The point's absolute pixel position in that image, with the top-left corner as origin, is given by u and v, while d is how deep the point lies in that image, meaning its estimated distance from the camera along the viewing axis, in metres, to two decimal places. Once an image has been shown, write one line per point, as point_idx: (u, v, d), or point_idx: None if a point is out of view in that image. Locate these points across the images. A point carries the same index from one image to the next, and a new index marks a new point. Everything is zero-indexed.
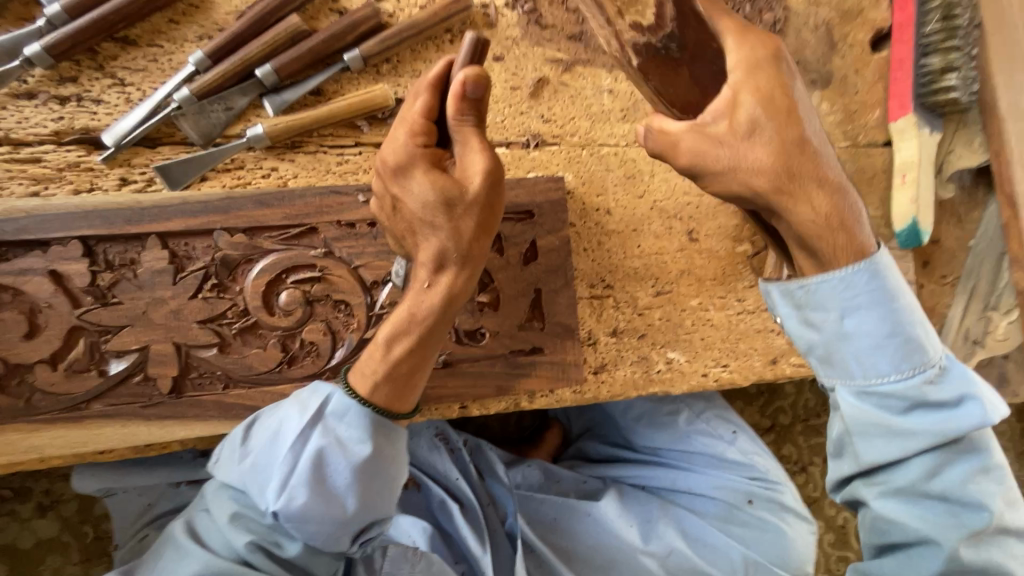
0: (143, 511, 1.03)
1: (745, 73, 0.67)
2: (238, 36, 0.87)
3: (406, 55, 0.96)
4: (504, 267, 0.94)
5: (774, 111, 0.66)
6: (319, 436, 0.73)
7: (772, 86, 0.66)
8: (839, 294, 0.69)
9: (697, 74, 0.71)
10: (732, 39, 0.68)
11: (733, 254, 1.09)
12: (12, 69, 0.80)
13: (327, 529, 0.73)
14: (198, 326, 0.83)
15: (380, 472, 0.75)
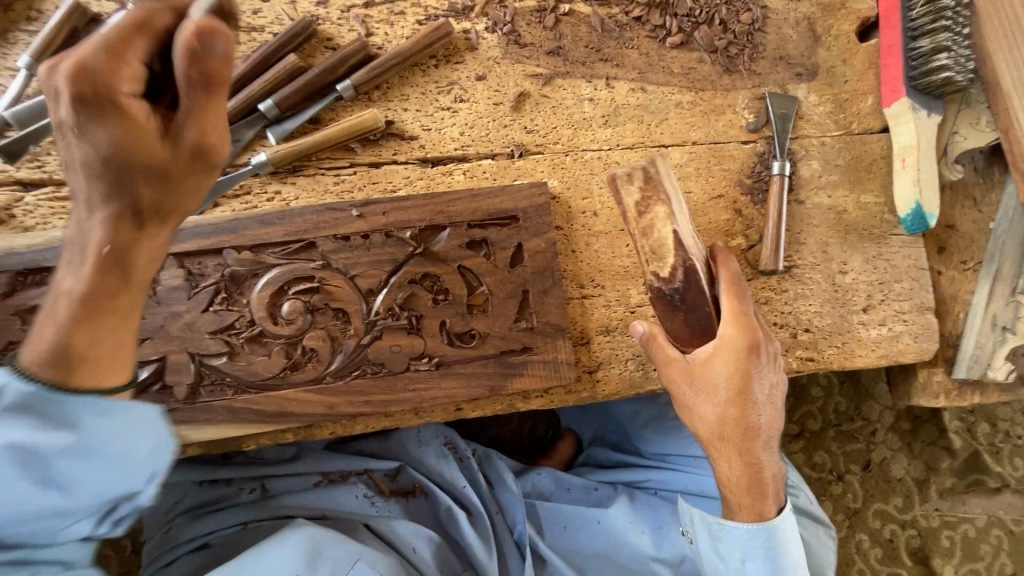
0: (170, 507, 1.18)
1: (726, 355, 0.87)
2: (244, 76, 0.98)
3: (395, 81, 1.04)
4: (491, 270, 0.98)
5: (728, 387, 0.89)
6: (0, 432, 0.61)
7: (733, 371, 0.88)
8: (740, 545, 0.97)
9: (693, 323, 0.89)
10: (728, 328, 0.87)
11: (727, 248, 1.09)
12: (55, 119, 0.93)
13: (39, 516, 0.65)
14: (210, 337, 0.91)
15: (118, 445, 0.67)
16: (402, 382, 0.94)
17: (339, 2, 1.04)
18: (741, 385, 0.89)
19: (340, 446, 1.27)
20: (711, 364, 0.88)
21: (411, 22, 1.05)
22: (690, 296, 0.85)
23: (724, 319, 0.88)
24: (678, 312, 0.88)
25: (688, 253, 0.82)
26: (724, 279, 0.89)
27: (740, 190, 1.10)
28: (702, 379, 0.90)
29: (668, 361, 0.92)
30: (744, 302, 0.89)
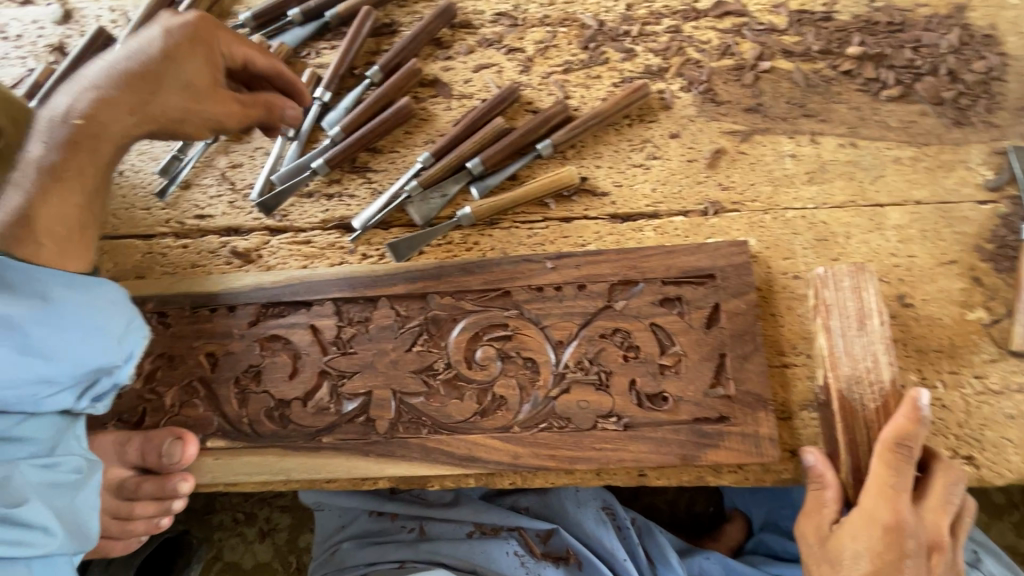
0: (336, 531, 1.22)
1: (858, 526, 0.80)
2: (455, 138, 1.07)
3: (590, 140, 1.08)
4: (685, 330, 0.94)
5: (861, 568, 0.79)
6: None
7: (866, 552, 0.79)
8: None
9: (828, 438, 0.89)
10: (868, 496, 0.80)
11: (963, 322, 0.94)
12: (303, 178, 1.08)
13: (28, 384, 0.80)
14: (411, 375, 0.97)
15: (85, 319, 0.84)
16: (588, 439, 0.91)
17: (541, 69, 1.11)
18: (874, 569, 0.78)
19: (496, 498, 1.23)
20: (846, 531, 0.81)
21: (607, 85, 1.09)
22: (828, 406, 0.88)
23: (868, 488, 0.81)
24: (820, 418, 0.91)
25: (834, 366, 0.86)
26: (886, 436, 0.81)
27: (978, 256, 0.96)
28: (833, 543, 0.82)
29: (806, 513, 0.87)
30: (899, 477, 0.80)
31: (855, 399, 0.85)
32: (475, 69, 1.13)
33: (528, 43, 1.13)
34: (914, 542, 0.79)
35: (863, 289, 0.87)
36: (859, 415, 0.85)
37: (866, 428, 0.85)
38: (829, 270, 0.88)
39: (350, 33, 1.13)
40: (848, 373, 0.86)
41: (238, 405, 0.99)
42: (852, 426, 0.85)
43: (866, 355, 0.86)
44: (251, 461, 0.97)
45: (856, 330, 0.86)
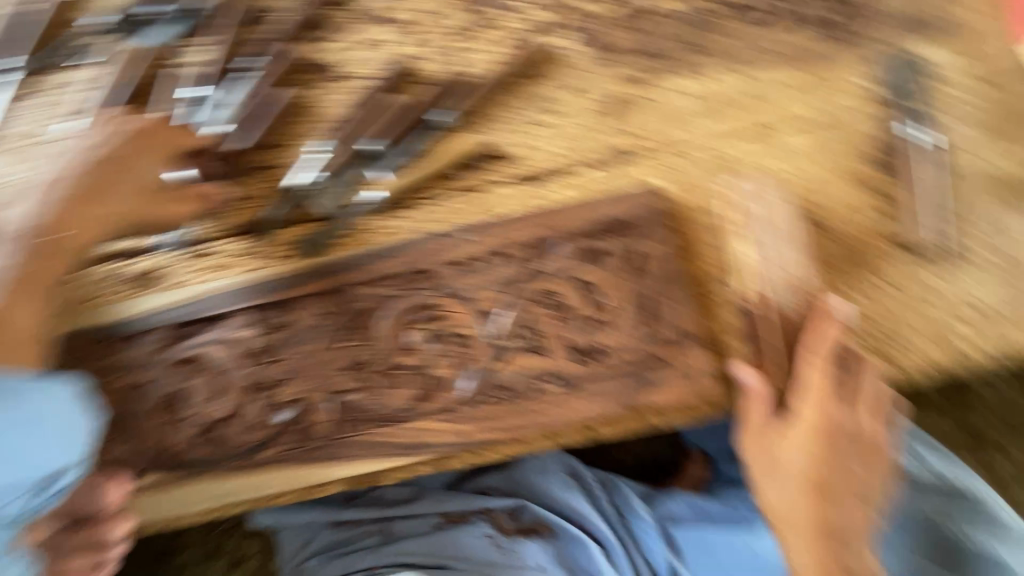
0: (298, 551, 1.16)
1: (802, 433, 0.93)
2: (346, 118, 0.97)
3: (485, 101, 1.00)
4: (611, 279, 0.96)
5: (807, 456, 0.95)
6: None
7: (806, 450, 0.94)
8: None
9: (757, 344, 0.96)
10: (808, 405, 0.93)
11: (868, 230, 0.98)
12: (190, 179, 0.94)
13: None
14: (344, 373, 0.93)
15: (52, 423, 0.81)
16: (532, 403, 0.92)
17: (421, 29, 1.01)
18: (816, 458, 0.95)
19: (460, 482, 1.22)
20: (791, 430, 0.93)
21: (494, 41, 1.01)
22: (756, 316, 0.95)
23: (804, 392, 0.93)
24: (746, 327, 0.97)
25: (759, 276, 0.95)
26: (808, 342, 0.93)
27: (875, 165, 0.99)
28: (781, 445, 0.94)
29: (756, 427, 0.94)
30: (826, 375, 0.93)
31: (782, 300, 0.94)
32: None
33: None
34: (840, 434, 0.95)
35: (765, 195, 0.98)
36: (786, 316, 0.95)
37: (790, 326, 0.95)
38: (740, 183, 0.98)
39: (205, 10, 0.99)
40: (767, 276, 0.95)
41: (166, 437, 0.93)
42: (778, 327, 0.95)
43: (779, 257, 0.96)
44: (194, 489, 0.93)
45: (765, 235, 0.97)
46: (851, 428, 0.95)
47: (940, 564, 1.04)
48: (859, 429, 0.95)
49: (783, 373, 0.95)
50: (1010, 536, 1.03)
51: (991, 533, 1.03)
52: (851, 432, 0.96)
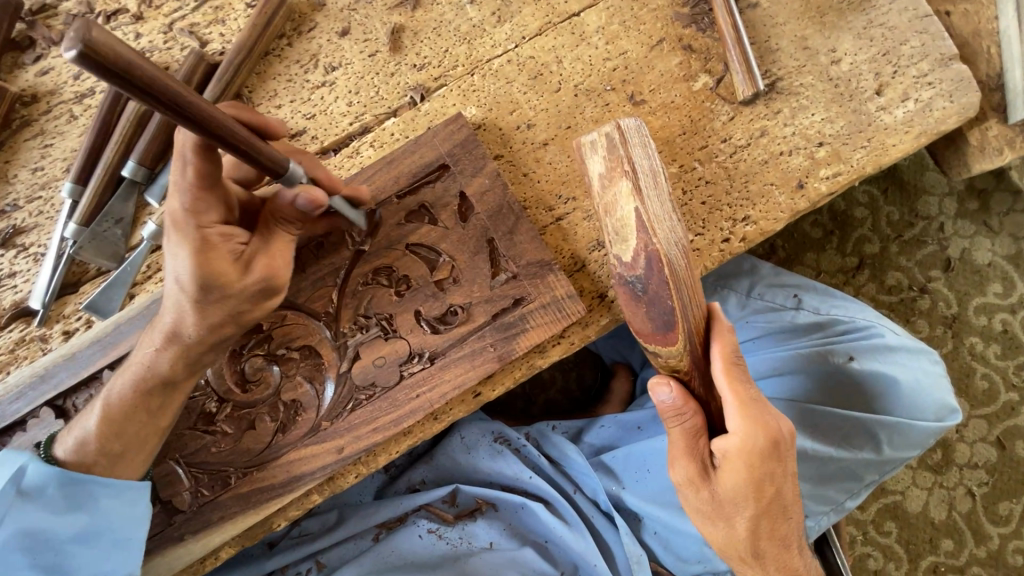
0: None
1: (744, 463, 0.73)
2: (92, 148, 0.85)
3: (254, 81, 0.90)
4: (445, 234, 0.84)
5: (747, 494, 0.75)
6: (19, 518, 0.70)
7: (754, 480, 0.74)
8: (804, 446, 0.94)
9: (656, 318, 0.67)
10: (741, 425, 0.72)
11: (693, 94, 0.91)
12: None
13: None
14: (185, 433, 0.81)
15: (113, 530, 0.73)
16: (402, 392, 0.82)
17: (158, 24, 0.90)
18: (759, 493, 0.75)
19: (391, 485, 1.16)
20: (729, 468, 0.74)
21: (242, 9, 0.90)
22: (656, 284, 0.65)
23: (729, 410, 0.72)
24: (637, 301, 0.68)
25: (654, 232, 0.64)
26: (722, 358, 0.71)
27: (680, 24, 0.92)
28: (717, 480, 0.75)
29: (682, 459, 0.75)
30: (749, 385, 0.73)
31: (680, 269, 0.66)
32: None
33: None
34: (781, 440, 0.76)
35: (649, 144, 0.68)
36: (683, 278, 0.66)
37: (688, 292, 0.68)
38: (621, 123, 0.67)
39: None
40: (664, 236, 0.66)
41: None
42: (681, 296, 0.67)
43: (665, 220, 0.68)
44: None
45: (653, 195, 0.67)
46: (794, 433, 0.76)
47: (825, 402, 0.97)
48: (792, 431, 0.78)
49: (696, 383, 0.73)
50: (892, 356, 0.96)
51: (870, 355, 0.96)
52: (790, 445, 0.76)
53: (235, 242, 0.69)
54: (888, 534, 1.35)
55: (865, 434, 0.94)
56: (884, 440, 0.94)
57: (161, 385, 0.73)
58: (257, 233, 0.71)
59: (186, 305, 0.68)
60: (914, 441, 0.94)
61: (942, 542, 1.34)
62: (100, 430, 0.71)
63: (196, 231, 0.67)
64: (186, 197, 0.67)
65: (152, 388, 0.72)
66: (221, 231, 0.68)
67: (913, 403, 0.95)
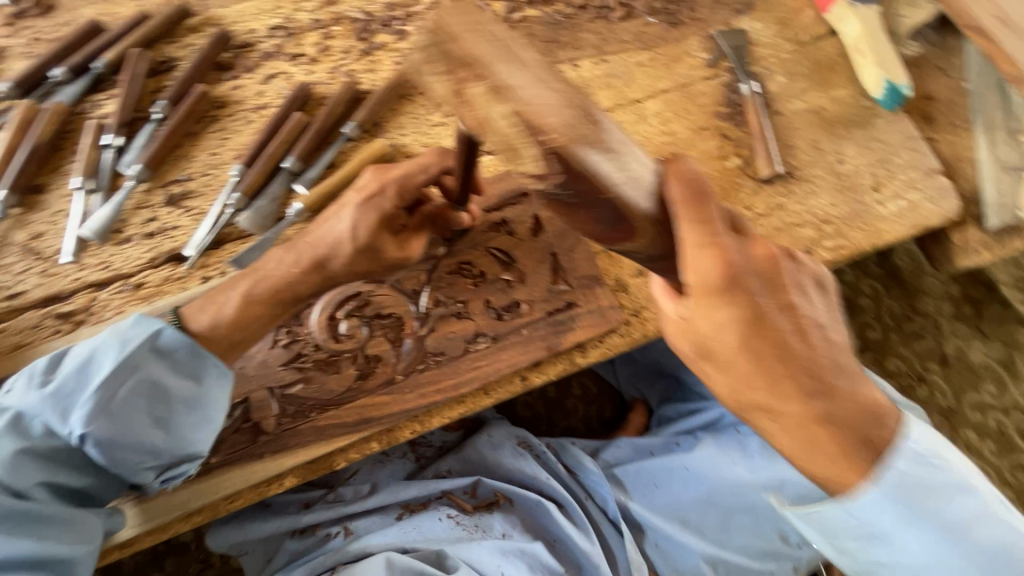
0: (264, 566, 1.16)
1: (706, 310, 0.65)
2: (263, 142, 1.11)
3: (389, 114, 1.18)
4: (518, 244, 1.05)
5: (729, 337, 0.65)
6: (145, 371, 0.85)
7: (731, 327, 0.65)
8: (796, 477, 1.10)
9: (606, 218, 0.60)
10: (711, 267, 0.63)
11: (726, 170, 1.15)
12: (126, 192, 1.08)
13: (137, 451, 0.84)
14: (283, 368, 0.98)
15: (211, 410, 0.89)
16: (465, 363, 0.99)
17: (327, 65, 1.20)
18: (742, 333, 0.65)
19: (419, 475, 1.25)
20: (709, 247, 0.63)
21: (390, 64, 1.20)
22: (582, 190, 0.56)
23: (683, 249, 0.64)
24: (571, 207, 0.60)
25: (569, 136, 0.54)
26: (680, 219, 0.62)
27: (720, 119, 1.19)
28: (693, 327, 0.68)
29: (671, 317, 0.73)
30: (705, 242, 0.63)
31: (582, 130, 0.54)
32: (264, 81, 1.19)
33: (307, 46, 1.22)
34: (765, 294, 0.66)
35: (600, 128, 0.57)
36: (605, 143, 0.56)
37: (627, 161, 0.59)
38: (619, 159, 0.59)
39: (123, 76, 1.13)
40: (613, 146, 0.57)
41: None
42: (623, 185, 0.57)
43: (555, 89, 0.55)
44: (141, 509, 0.93)
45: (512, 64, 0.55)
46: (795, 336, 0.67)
47: None
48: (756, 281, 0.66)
49: (654, 228, 0.62)
50: None
51: None
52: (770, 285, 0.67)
53: (398, 222, 0.95)
54: None
55: None
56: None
57: (292, 300, 0.93)
58: (416, 220, 0.98)
59: (346, 245, 0.90)
60: None
61: None
62: (233, 320, 0.90)
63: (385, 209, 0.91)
64: (403, 181, 0.92)
65: (280, 301, 0.93)
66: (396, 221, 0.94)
67: None
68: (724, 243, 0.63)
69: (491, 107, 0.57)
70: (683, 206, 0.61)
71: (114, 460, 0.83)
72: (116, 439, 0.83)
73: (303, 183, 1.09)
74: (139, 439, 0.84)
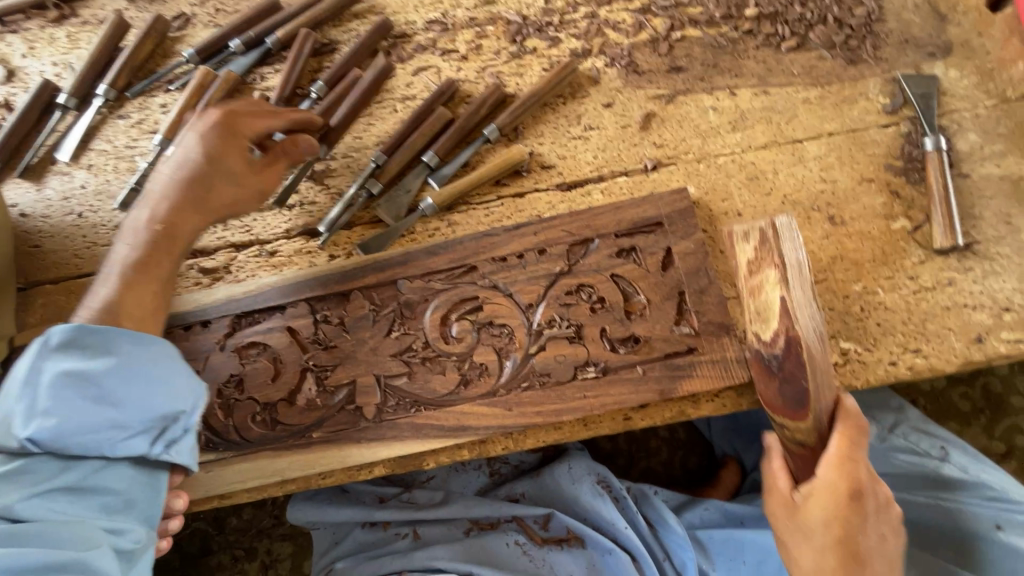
0: (330, 548, 1.18)
1: (817, 497, 0.76)
2: (407, 133, 1.13)
3: (529, 120, 1.16)
4: (644, 275, 1.00)
5: (829, 532, 0.75)
6: (57, 364, 0.73)
7: (833, 519, 0.75)
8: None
9: (789, 395, 0.76)
10: (832, 473, 0.75)
11: (890, 232, 1.03)
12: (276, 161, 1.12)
13: (102, 435, 0.73)
14: (392, 359, 0.99)
15: (148, 366, 0.77)
16: (571, 390, 0.95)
17: (475, 64, 1.20)
18: (842, 534, 0.75)
19: (493, 490, 1.23)
20: (848, 464, 0.75)
21: (538, 70, 1.18)
22: (793, 367, 0.74)
23: (825, 461, 0.76)
24: (772, 376, 0.77)
25: (795, 320, 0.72)
26: (837, 439, 0.76)
27: (891, 173, 1.06)
28: (801, 513, 0.78)
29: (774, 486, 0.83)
30: (857, 460, 0.76)
31: (816, 348, 0.74)
32: (414, 72, 1.21)
33: (460, 43, 1.23)
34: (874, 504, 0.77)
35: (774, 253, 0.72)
36: (819, 361, 0.75)
37: (823, 375, 0.76)
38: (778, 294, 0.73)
39: (290, 54, 1.20)
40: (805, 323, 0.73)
41: (223, 416, 0.98)
42: (815, 377, 0.75)
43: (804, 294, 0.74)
44: (243, 468, 0.97)
45: (800, 274, 0.73)
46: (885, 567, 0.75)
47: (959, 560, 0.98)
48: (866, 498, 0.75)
49: (815, 423, 0.77)
50: None
51: None
52: (880, 505, 0.77)
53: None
54: None
55: None
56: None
57: (188, 202, 0.92)
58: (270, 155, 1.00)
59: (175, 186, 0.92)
60: None
61: None
62: (119, 275, 0.86)
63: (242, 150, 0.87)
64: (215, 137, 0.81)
65: (177, 236, 0.91)
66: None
67: None
68: (863, 470, 0.76)
69: (773, 291, 0.72)
70: (841, 442, 0.76)
71: (78, 453, 0.73)
72: (65, 434, 0.71)
73: (437, 180, 1.10)
74: (94, 422, 0.73)
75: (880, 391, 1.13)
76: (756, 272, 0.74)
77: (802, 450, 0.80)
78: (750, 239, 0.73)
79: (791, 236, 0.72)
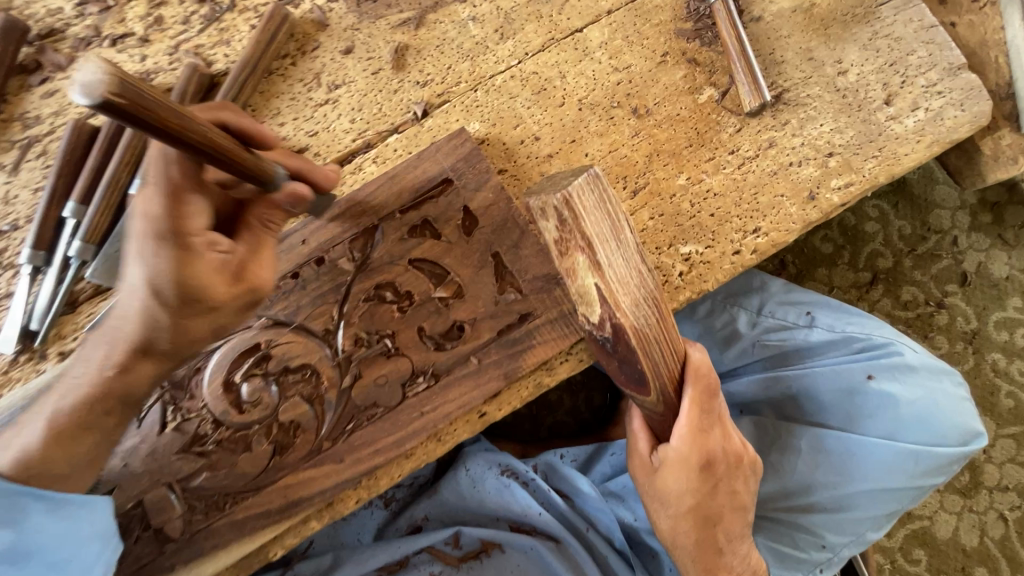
0: None
1: (672, 465, 0.77)
2: (99, 165, 0.84)
3: (258, 99, 0.90)
4: (447, 250, 0.82)
5: (684, 493, 0.78)
6: None
7: (688, 480, 0.77)
8: (816, 479, 0.94)
9: (629, 373, 0.71)
10: (682, 441, 0.75)
11: (699, 107, 0.90)
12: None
13: None
14: (179, 457, 0.78)
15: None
16: (405, 413, 0.79)
17: (163, 45, 0.91)
18: (696, 500, 0.79)
19: (392, 522, 1.09)
20: (699, 429, 0.75)
21: (246, 30, 0.91)
22: (624, 348, 0.68)
23: (678, 429, 0.75)
24: (610, 356, 0.71)
25: (615, 305, 0.65)
26: (686, 405, 0.74)
27: (684, 39, 0.92)
28: (660, 482, 0.78)
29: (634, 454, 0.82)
30: (707, 421, 0.76)
31: (647, 328, 0.68)
32: None
33: (133, 22, 0.92)
34: (725, 458, 0.79)
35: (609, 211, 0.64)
36: (651, 338, 0.69)
37: (659, 348, 0.71)
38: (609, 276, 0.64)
39: None
40: (629, 302, 0.66)
41: None
42: (650, 354, 0.70)
43: (628, 267, 0.66)
44: None
45: (613, 244, 0.65)
46: (733, 504, 0.81)
47: (839, 423, 0.95)
48: (716, 458, 0.77)
49: (663, 395, 0.73)
50: (912, 376, 0.92)
51: (888, 375, 0.93)
52: (734, 470, 0.80)
53: (215, 249, 0.62)
54: (917, 562, 1.29)
55: (876, 460, 0.92)
56: (909, 477, 0.91)
57: None
58: None
59: None
60: (932, 466, 0.90)
61: (976, 571, 1.27)
62: None
63: (199, 175, 0.63)
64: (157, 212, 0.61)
65: None
66: (204, 240, 0.62)
67: (934, 429, 0.90)
68: (712, 428, 0.77)
69: (587, 276, 0.64)
70: (690, 408, 0.74)
71: None
72: None
73: None
74: None
75: (741, 273, 1.06)
76: (566, 253, 0.64)
77: (652, 419, 0.78)
78: (548, 218, 0.62)
79: (597, 201, 0.63)
